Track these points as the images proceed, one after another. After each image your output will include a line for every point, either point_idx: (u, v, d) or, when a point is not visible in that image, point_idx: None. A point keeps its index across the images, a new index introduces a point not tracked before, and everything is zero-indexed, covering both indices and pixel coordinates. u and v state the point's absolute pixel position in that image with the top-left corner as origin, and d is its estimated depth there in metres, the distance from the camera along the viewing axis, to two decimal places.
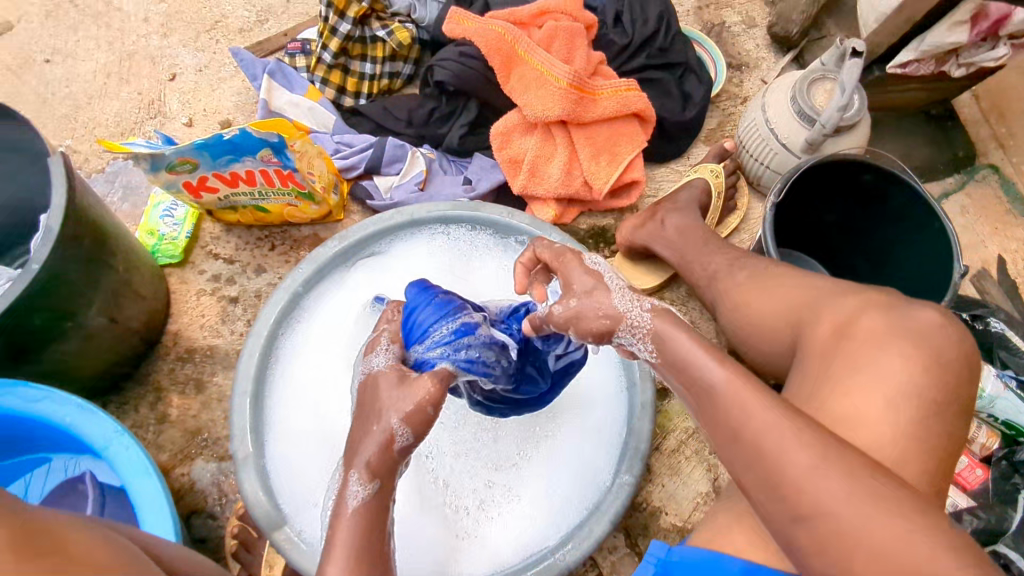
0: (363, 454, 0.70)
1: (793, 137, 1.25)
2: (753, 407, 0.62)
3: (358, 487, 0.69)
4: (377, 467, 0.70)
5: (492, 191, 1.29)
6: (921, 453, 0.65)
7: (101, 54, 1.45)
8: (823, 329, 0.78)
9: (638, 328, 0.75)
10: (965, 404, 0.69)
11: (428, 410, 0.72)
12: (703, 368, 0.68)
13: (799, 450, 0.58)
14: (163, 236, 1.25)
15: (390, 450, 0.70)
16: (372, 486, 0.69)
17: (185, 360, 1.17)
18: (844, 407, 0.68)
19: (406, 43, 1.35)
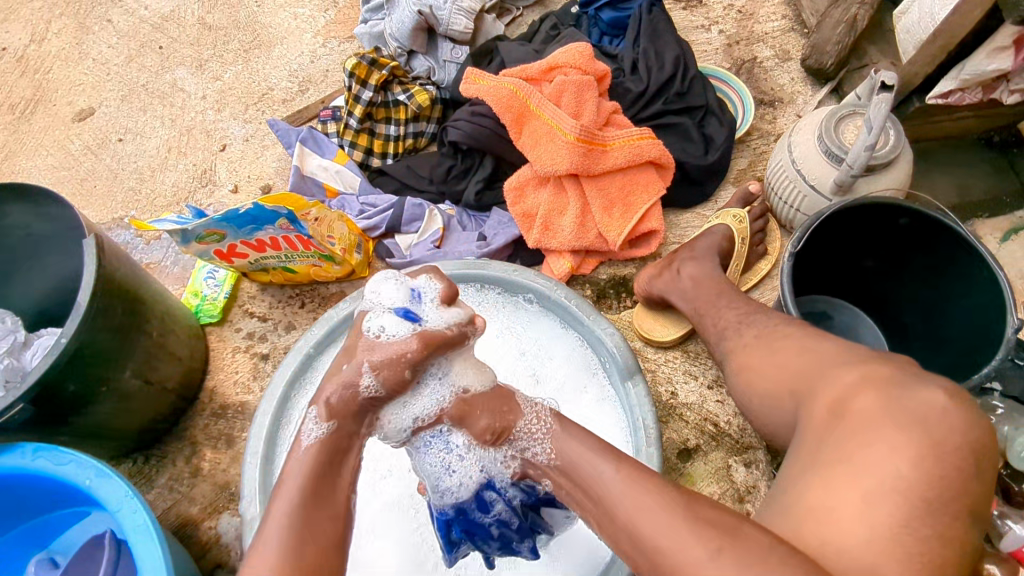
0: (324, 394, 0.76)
1: (822, 178, 1.17)
2: (649, 510, 0.67)
3: (313, 426, 0.76)
4: (335, 409, 0.76)
5: (509, 245, 1.29)
6: (905, 558, 0.60)
7: (165, 131, 1.58)
8: (820, 404, 0.74)
9: (534, 432, 0.81)
10: (961, 499, 0.63)
11: (404, 374, 0.76)
12: (603, 471, 0.73)
13: (694, 547, 0.62)
14: (205, 297, 1.35)
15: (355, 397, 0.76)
16: (325, 424, 0.76)
17: (220, 415, 1.26)
18: (817, 498, 0.65)
19: (426, 104, 1.40)
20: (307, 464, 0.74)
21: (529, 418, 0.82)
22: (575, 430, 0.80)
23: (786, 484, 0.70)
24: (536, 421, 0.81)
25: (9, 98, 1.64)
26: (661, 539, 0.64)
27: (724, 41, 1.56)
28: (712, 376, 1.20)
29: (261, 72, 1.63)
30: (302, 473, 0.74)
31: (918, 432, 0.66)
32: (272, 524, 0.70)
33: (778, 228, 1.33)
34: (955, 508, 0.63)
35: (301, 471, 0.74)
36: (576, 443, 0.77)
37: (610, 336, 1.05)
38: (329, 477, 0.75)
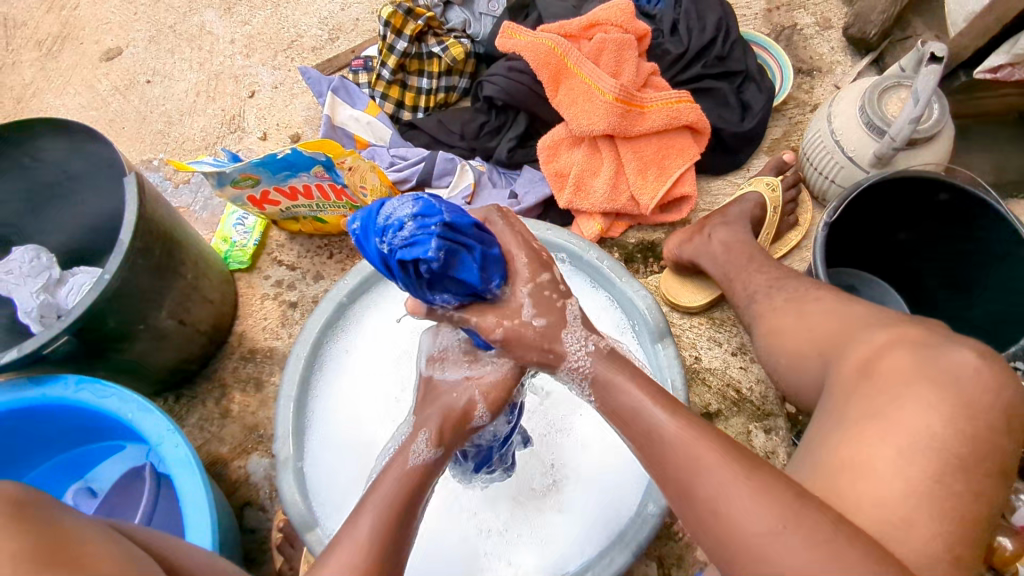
0: (438, 419, 0.80)
1: (861, 150, 1.16)
2: (715, 464, 0.67)
3: (423, 446, 0.78)
4: (446, 433, 0.79)
5: (540, 204, 1.30)
6: (936, 512, 0.62)
7: (193, 74, 1.56)
8: (849, 364, 0.76)
9: (580, 371, 0.80)
10: (994, 461, 0.65)
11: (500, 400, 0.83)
12: (656, 419, 0.73)
13: (753, 513, 0.62)
14: (234, 243, 1.36)
15: (465, 423, 0.81)
16: (437, 449, 0.78)
17: (248, 359, 1.28)
18: (850, 457, 0.67)
19: (461, 58, 1.38)
20: (407, 482, 0.76)
21: (575, 355, 0.79)
22: (622, 375, 0.78)
23: (815, 441, 0.72)
24: (580, 360, 0.79)
25: (36, 34, 1.62)
26: (728, 496, 0.64)
27: (764, 5, 1.53)
28: (736, 343, 1.22)
29: (290, 19, 1.61)
30: (395, 491, 0.75)
31: (954, 391, 0.67)
32: (364, 531, 0.70)
33: (810, 200, 1.32)
34: (988, 467, 0.64)
35: (403, 489, 0.75)
36: (626, 382, 0.77)
37: (643, 298, 1.06)
38: (420, 499, 0.76)
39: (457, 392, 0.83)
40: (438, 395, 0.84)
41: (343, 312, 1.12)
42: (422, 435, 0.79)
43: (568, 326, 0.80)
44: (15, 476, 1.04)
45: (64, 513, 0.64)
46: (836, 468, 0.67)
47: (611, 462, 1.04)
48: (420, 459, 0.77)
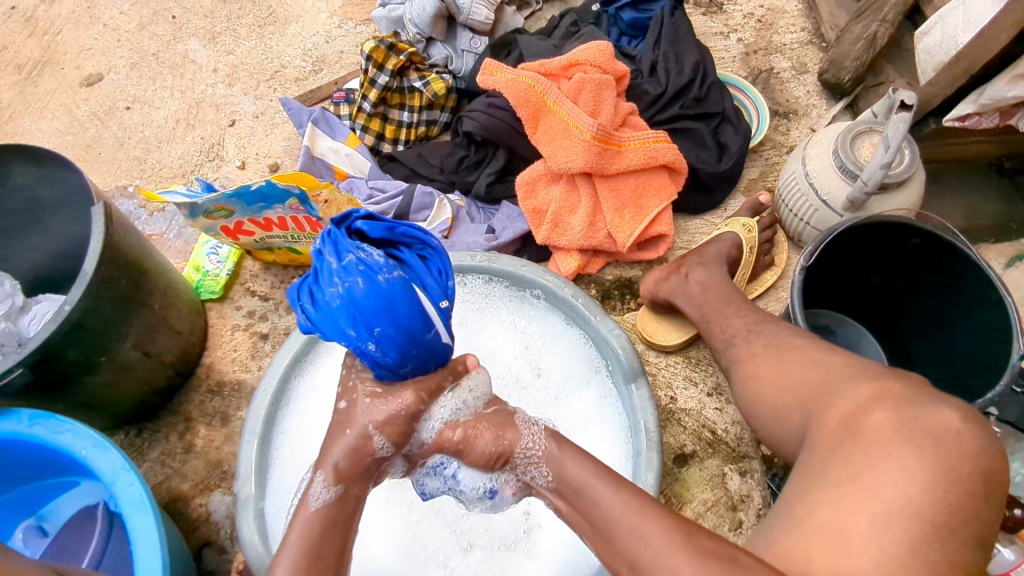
0: (334, 456, 0.78)
1: (835, 193, 1.18)
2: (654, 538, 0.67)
3: (322, 489, 0.77)
4: (343, 470, 0.78)
5: (516, 240, 1.29)
6: None
7: (174, 101, 1.55)
8: (835, 418, 0.76)
9: (531, 456, 0.79)
10: (972, 527, 0.63)
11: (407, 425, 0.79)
12: (603, 495, 0.73)
13: None
14: (207, 273, 1.34)
15: (363, 456, 0.79)
16: (335, 489, 0.77)
17: (215, 393, 1.25)
18: (826, 520, 0.66)
19: (442, 93, 1.39)
20: (317, 523, 0.75)
21: (525, 438, 0.80)
22: (572, 454, 0.78)
23: (794, 498, 0.71)
24: (533, 443, 0.79)
25: (16, 58, 1.61)
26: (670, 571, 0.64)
27: (742, 49, 1.58)
28: (712, 383, 1.21)
29: (275, 49, 1.61)
30: (306, 535, 0.73)
31: (931, 455, 0.66)
32: None
33: (786, 241, 1.33)
34: (966, 535, 0.63)
35: (308, 534, 0.74)
36: (577, 458, 0.78)
37: (616, 337, 1.05)
38: (334, 541, 0.75)
39: (351, 430, 0.79)
40: (332, 436, 0.81)
41: (313, 346, 1.09)
42: (320, 475, 0.78)
43: (518, 417, 0.83)
44: None
45: None
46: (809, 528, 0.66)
47: None
48: (321, 501, 0.76)
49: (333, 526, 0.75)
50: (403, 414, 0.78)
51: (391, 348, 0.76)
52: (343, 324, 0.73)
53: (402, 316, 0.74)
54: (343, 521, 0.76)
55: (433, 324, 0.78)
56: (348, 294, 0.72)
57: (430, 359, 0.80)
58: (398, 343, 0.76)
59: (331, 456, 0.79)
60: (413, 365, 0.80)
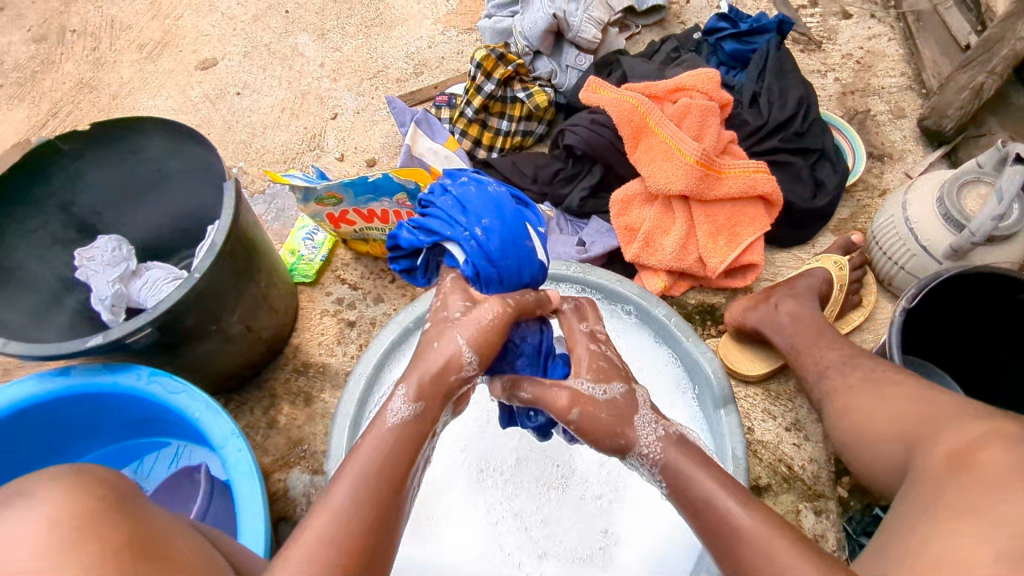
0: (418, 374, 0.72)
1: (935, 240, 1.17)
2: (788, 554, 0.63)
3: (401, 404, 0.71)
4: (425, 390, 0.71)
5: (605, 254, 1.32)
6: None
7: (281, 91, 1.62)
8: (942, 453, 0.74)
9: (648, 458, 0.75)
10: None
11: (490, 330, 0.73)
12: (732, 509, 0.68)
13: None
14: (302, 257, 1.39)
15: (450, 374, 0.72)
16: (415, 405, 0.71)
17: (300, 372, 1.30)
18: None
19: (543, 105, 1.43)
20: (391, 448, 0.68)
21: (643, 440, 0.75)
22: (694, 466, 0.73)
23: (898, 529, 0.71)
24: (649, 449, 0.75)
25: (139, 37, 1.70)
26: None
27: (839, 89, 1.58)
28: (790, 418, 1.21)
29: (379, 50, 1.67)
30: (377, 452, 0.68)
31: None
32: (342, 499, 0.64)
33: (875, 283, 1.32)
34: None
35: (377, 450, 0.68)
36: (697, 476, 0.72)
37: (709, 360, 1.06)
38: (401, 472, 0.68)
39: (438, 344, 0.73)
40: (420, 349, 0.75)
41: (410, 336, 1.13)
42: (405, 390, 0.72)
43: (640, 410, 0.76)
44: (73, 455, 1.07)
45: (148, 504, 0.64)
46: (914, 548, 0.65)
47: (670, 533, 1.01)
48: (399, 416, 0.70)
49: (407, 448, 0.69)
50: (490, 328, 0.73)
51: (495, 237, 0.77)
52: (454, 214, 0.78)
53: (508, 213, 0.78)
54: (413, 441, 0.70)
55: (531, 238, 0.81)
56: (460, 193, 0.79)
57: (526, 269, 0.79)
58: (502, 234, 0.77)
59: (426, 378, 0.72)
60: (511, 267, 0.78)
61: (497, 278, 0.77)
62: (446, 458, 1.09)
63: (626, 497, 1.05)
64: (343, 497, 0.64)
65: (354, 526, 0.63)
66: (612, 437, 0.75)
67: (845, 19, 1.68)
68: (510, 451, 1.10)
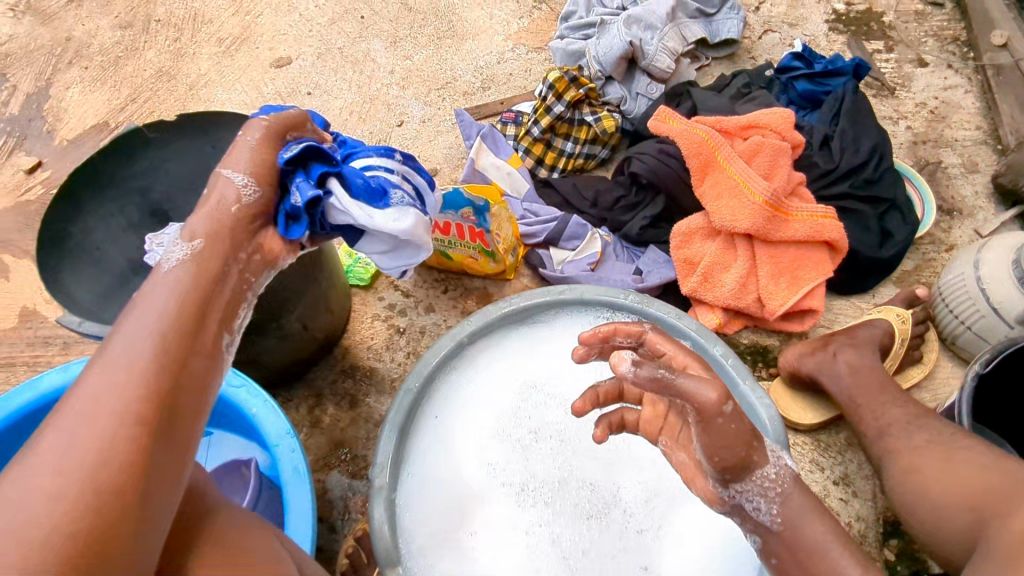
0: (195, 224, 0.74)
1: (1007, 303, 1.14)
2: None
3: (178, 250, 0.71)
4: (195, 228, 0.73)
5: (660, 286, 1.31)
6: None
7: (350, 94, 1.65)
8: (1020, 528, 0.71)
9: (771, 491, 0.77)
10: None
11: (262, 159, 0.82)
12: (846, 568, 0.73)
13: None
14: (359, 259, 1.41)
15: (237, 205, 0.77)
16: (194, 243, 0.72)
17: (347, 374, 1.31)
18: None
19: (610, 130, 1.43)
20: (180, 296, 0.66)
21: (772, 468, 0.77)
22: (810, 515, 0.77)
23: None
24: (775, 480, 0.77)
25: (219, 31, 1.75)
26: None
27: (911, 137, 1.55)
28: (839, 472, 1.18)
29: (449, 62, 1.69)
30: (164, 289, 0.66)
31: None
32: (128, 338, 0.60)
33: (937, 340, 1.29)
34: None
35: (167, 287, 0.66)
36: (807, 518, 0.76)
37: (765, 406, 1.03)
38: (200, 308, 0.67)
39: (215, 189, 0.78)
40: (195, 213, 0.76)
41: (461, 348, 1.14)
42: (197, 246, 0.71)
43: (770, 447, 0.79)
44: None
45: None
46: None
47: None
48: (175, 261, 0.69)
49: (197, 277, 0.69)
50: (263, 158, 0.82)
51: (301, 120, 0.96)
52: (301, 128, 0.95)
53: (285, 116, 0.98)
54: (205, 274, 0.70)
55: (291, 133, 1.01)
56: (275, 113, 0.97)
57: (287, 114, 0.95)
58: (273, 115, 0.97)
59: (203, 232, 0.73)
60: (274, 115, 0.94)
61: (299, 124, 0.90)
62: (486, 473, 1.07)
63: (670, 533, 1.01)
64: (141, 342, 0.60)
65: (149, 354, 0.60)
66: (743, 451, 0.74)
67: (921, 66, 1.65)
68: (552, 472, 1.07)
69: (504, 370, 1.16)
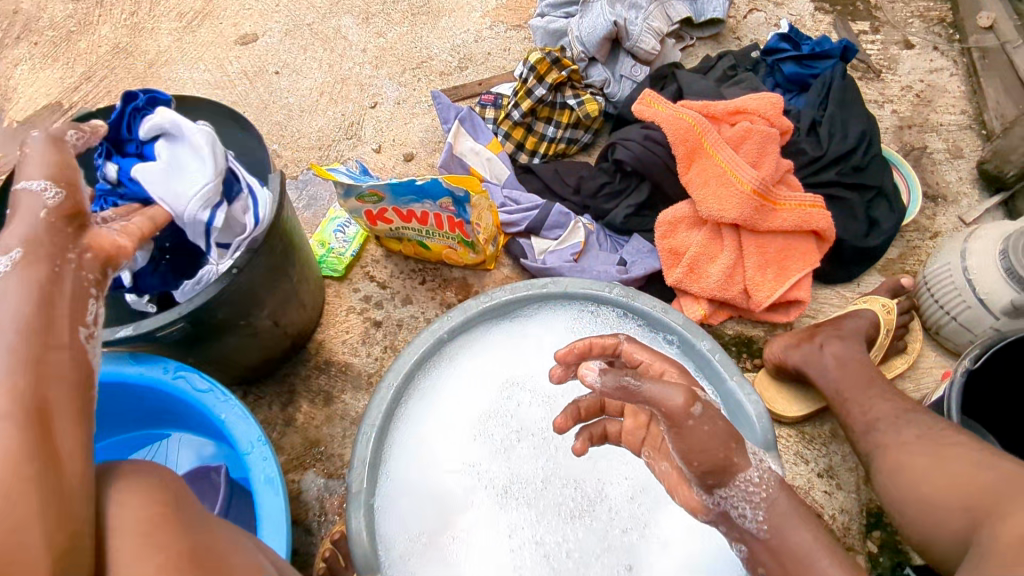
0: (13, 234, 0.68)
1: (995, 294, 1.13)
2: None
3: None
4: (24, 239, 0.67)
5: (645, 276, 1.27)
6: None
7: (320, 74, 1.57)
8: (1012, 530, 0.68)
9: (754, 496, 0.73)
10: None
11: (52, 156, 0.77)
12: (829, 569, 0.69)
13: None
14: (332, 249, 1.35)
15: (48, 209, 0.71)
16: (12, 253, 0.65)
17: (321, 370, 1.26)
18: None
19: (593, 114, 1.38)
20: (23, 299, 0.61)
21: (754, 472, 0.74)
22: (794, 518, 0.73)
23: None
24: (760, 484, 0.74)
25: (179, 6, 1.65)
26: None
27: (896, 122, 1.53)
28: (824, 464, 1.17)
29: (424, 40, 1.62)
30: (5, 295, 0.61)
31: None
32: None
33: (921, 330, 1.28)
34: None
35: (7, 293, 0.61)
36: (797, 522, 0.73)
37: (753, 402, 1.00)
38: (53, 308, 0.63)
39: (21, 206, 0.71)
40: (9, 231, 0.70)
41: (441, 344, 1.10)
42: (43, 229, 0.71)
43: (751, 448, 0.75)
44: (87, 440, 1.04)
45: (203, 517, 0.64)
46: None
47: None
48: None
49: (29, 284, 0.63)
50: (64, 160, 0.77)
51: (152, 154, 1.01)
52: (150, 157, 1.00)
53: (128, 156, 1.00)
54: (35, 279, 0.64)
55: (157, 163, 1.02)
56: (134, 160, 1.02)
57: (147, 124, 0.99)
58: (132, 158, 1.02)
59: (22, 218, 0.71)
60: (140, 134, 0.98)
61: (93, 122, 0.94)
62: (468, 475, 1.04)
63: (656, 532, 0.99)
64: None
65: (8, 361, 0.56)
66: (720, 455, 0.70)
67: (907, 49, 1.62)
68: (535, 472, 1.04)
69: (486, 365, 1.12)
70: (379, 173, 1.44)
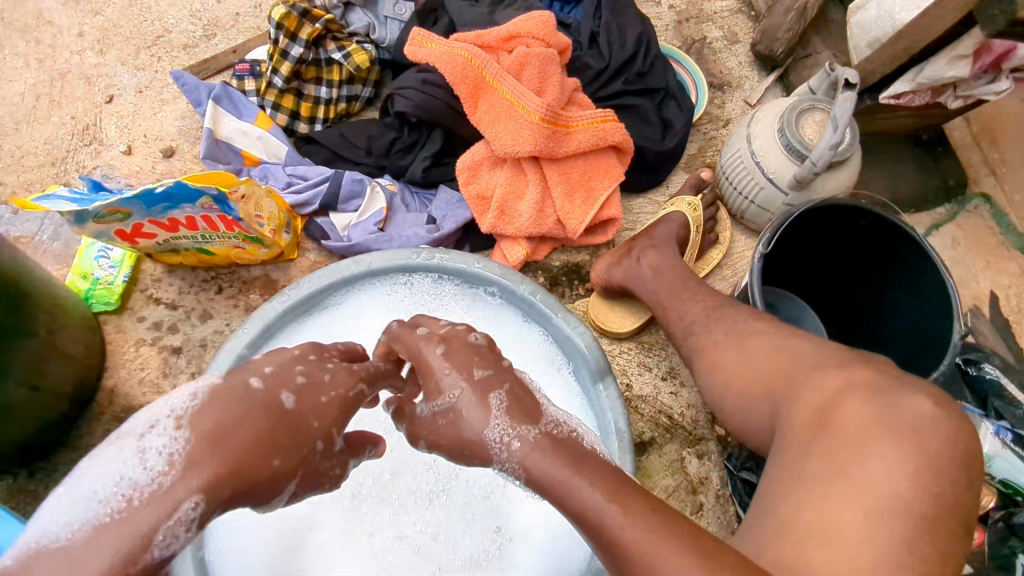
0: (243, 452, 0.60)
1: (781, 172, 1.17)
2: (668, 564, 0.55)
3: (189, 504, 0.56)
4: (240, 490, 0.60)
5: (459, 229, 1.20)
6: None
7: (31, 74, 1.30)
8: (804, 407, 0.71)
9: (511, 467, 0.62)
10: (962, 519, 0.60)
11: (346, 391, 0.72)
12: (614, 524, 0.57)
13: None
14: (98, 280, 1.16)
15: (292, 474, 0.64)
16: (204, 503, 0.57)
17: (122, 420, 1.09)
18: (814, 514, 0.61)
19: (365, 66, 1.25)
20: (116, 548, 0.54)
21: (496, 447, 0.62)
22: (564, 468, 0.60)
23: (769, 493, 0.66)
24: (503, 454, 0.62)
25: None
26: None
27: (674, 17, 1.53)
28: (666, 367, 1.20)
29: (154, 10, 1.37)
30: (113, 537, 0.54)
31: (918, 445, 0.61)
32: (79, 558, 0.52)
33: (728, 218, 1.32)
34: (953, 525, 0.59)
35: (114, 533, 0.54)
36: (579, 485, 0.58)
37: (581, 335, 0.99)
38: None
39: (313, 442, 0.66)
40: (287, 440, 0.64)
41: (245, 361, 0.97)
42: (293, 487, 0.66)
43: (494, 411, 0.63)
44: None
45: None
46: (786, 521, 0.62)
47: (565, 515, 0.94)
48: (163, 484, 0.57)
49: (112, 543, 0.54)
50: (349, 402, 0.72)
51: None
52: None
53: None
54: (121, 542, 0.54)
55: None
56: None
57: None
58: None
59: (205, 410, 0.61)
60: None
61: None
62: None
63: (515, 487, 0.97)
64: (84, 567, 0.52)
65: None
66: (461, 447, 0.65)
67: None
68: (382, 466, 0.97)
69: None
70: (136, 179, 1.23)
